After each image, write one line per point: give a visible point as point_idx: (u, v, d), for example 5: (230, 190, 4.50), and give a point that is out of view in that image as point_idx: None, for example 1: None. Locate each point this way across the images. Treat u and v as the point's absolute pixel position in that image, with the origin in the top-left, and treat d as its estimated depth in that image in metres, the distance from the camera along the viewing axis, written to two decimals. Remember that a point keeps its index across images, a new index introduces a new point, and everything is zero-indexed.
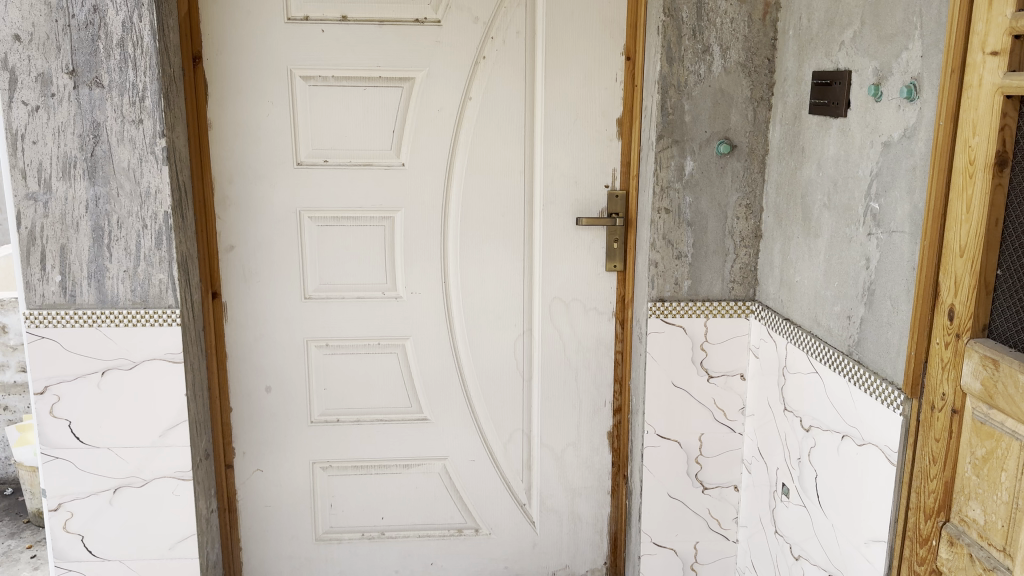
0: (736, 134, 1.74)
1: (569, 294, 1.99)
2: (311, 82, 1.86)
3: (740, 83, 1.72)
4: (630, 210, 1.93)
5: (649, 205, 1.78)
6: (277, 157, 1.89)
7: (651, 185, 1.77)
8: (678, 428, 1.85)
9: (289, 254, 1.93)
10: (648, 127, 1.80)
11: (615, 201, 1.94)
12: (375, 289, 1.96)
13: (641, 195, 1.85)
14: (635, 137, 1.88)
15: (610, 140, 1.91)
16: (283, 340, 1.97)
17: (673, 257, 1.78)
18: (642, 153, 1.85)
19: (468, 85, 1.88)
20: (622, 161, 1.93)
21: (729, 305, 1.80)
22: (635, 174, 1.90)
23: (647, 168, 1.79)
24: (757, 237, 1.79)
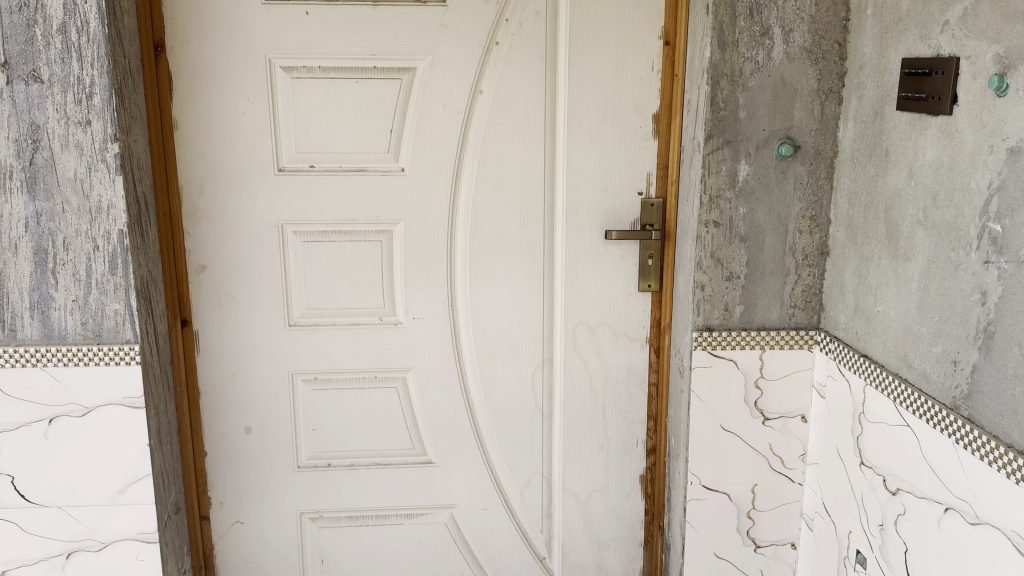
0: (799, 133, 1.47)
1: (596, 319, 1.71)
2: (294, 74, 1.58)
3: (805, 72, 1.44)
4: (668, 222, 1.65)
5: (694, 215, 1.51)
6: (255, 162, 1.61)
7: (697, 192, 1.49)
8: (727, 477, 1.58)
9: (270, 275, 1.65)
10: (692, 125, 1.52)
11: (650, 211, 1.66)
12: (372, 314, 1.69)
13: (684, 204, 1.58)
14: (675, 136, 1.60)
15: (645, 139, 1.63)
16: (264, 374, 1.70)
17: (723, 278, 1.50)
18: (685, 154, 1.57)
19: (479, 75, 1.59)
20: (659, 163, 1.64)
21: (789, 335, 1.53)
22: (673, 179, 1.62)
23: (693, 171, 1.52)
24: (822, 255, 1.51)
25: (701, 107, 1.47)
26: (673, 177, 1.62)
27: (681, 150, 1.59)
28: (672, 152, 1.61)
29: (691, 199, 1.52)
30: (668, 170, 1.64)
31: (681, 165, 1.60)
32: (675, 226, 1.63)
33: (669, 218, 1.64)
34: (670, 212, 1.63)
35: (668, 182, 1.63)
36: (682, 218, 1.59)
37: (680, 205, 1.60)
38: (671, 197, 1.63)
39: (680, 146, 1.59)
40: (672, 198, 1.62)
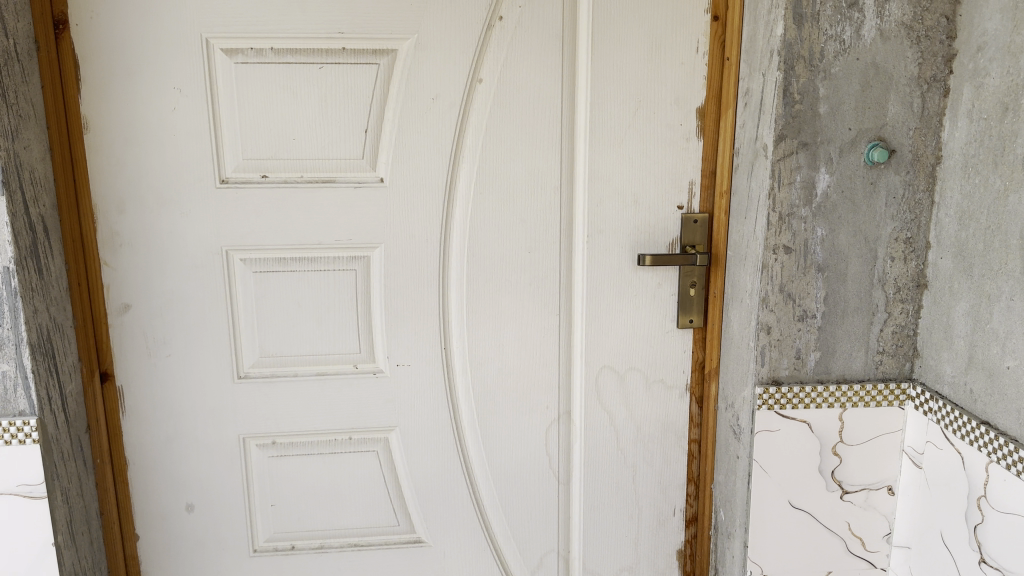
0: (894, 133, 1.14)
1: (624, 363, 1.38)
2: (238, 59, 1.22)
3: (903, 55, 1.11)
4: (714, 243, 1.32)
5: (755, 235, 1.18)
6: (191, 173, 1.25)
7: (760, 207, 1.17)
8: (795, 565, 1.28)
9: (213, 315, 1.30)
10: (752, 122, 1.19)
11: (693, 229, 1.32)
12: (344, 361, 1.34)
13: (738, 222, 1.25)
14: (726, 134, 1.27)
15: (686, 140, 1.30)
16: (210, 438, 1.35)
17: (795, 318, 1.18)
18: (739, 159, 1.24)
19: (478, 60, 1.25)
20: (704, 169, 1.31)
21: (876, 388, 1.21)
22: (722, 189, 1.29)
23: (753, 182, 1.18)
24: (919, 288, 1.19)
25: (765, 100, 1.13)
26: (723, 187, 1.28)
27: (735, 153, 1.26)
28: (722, 155, 1.28)
29: (751, 217, 1.19)
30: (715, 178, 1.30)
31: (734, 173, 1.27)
32: (725, 248, 1.30)
33: (717, 238, 1.31)
34: (718, 231, 1.30)
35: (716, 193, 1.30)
36: (736, 238, 1.26)
37: (733, 223, 1.27)
38: (720, 212, 1.30)
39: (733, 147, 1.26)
40: (722, 214, 1.29)
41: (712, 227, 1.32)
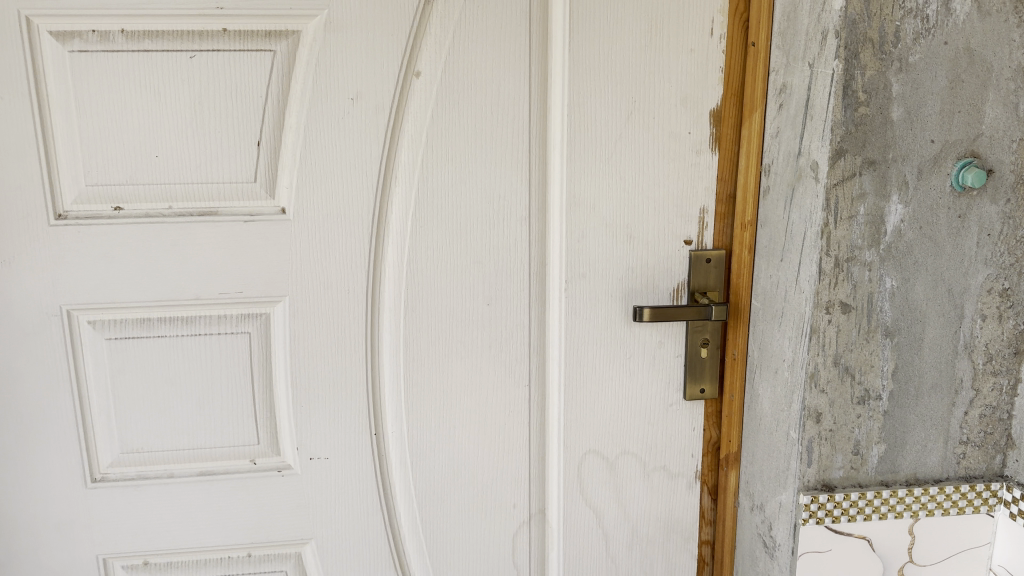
0: (990, 146, 0.82)
1: (616, 447, 1.04)
2: (75, 47, 0.87)
3: (1005, 38, 0.80)
4: (733, 290, 1.00)
5: (798, 286, 0.86)
6: (14, 206, 0.89)
7: (805, 249, 0.84)
8: None
9: (55, 399, 0.94)
10: (791, 130, 0.86)
11: (706, 271, 1.00)
12: (238, 455, 0.99)
13: (769, 264, 0.93)
14: (752, 146, 0.94)
15: (697, 153, 0.97)
16: (58, 563, 0.99)
17: (853, 399, 0.86)
18: (771, 180, 0.91)
19: (414, 46, 0.90)
20: (720, 193, 0.98)
21: (957, 490, 0.90)
22: (745, 220, 0.96)
23: (794, 213, 0.86)
24: (1016, 355, 0.88)
25: (815, 100, 0.81)
26: (748, 217, 0.96)
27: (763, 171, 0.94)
28: (745, 175, 0.96)
29: (790, 260, 0.87)
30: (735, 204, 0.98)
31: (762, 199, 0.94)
32: (749, 299, 0.98)
33: (738, 284, 0.98)
34: (739, 275, 0.98)
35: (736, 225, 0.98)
36: (766, 286, 0.93)
37: (762, 265, 0.95)
38: (743, 250, 0.97)
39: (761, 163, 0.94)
40: (745, 253, 0.97)
41: (730, 269, 1.00)
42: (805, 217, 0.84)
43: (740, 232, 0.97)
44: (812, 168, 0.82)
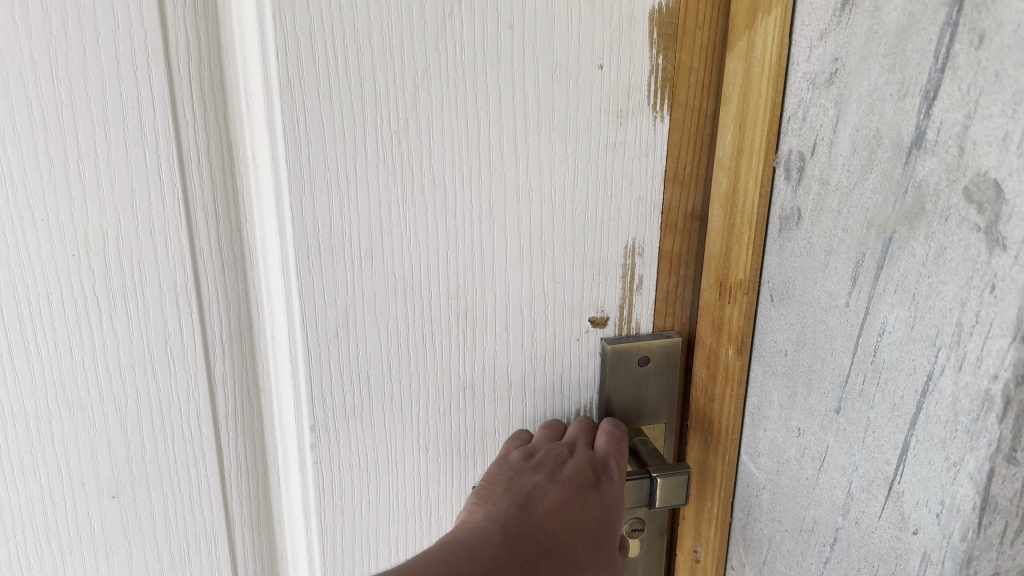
0: None
1: None
2: None
3: None
4: (697, 422, 0.45)
5: (897, 511, 0.32)
6: None
7: (926, 426, 0.30)
8: None
9: None
10: (887, 77, 0.30)
11: (639, 386, 0.44)
12: None
13: (795, 405, 0.38)
14: (756, 105, 0.38)
15: (620, 120, 0.40)
16: None
17: None
18: (813, 200, 0.35)
19: None
20: (671, 210, 0.42)
21: None
22: (731, 280, 0.41)
23: (889, 311, 0.31)
24: None
25: None
26: (737, 275, 0.40)
27: (782, 169, 0.37)
28: (738, 174, 0.39)
29: (872, 431, 0.33)
30: (709, 236, 0.42)
31: (775, 235, 0.38)
32: (737, 451, 0.43)
33: (711, 415, 0.44)
34: (715, 398, 0.43)
35: (710, 285, 0.42)
36: (786, 451, 0.39)
37: (776, 393, 0.40)
38: (725, 345, 0.42)
39: (780, 148, 0.37)
40: (730, 354, 0.42)
41: (693, 378, 0.45)
42: (935, 340, 0.29)
43: (718, 305, 0.42)
44: (975, 201, 0.27)
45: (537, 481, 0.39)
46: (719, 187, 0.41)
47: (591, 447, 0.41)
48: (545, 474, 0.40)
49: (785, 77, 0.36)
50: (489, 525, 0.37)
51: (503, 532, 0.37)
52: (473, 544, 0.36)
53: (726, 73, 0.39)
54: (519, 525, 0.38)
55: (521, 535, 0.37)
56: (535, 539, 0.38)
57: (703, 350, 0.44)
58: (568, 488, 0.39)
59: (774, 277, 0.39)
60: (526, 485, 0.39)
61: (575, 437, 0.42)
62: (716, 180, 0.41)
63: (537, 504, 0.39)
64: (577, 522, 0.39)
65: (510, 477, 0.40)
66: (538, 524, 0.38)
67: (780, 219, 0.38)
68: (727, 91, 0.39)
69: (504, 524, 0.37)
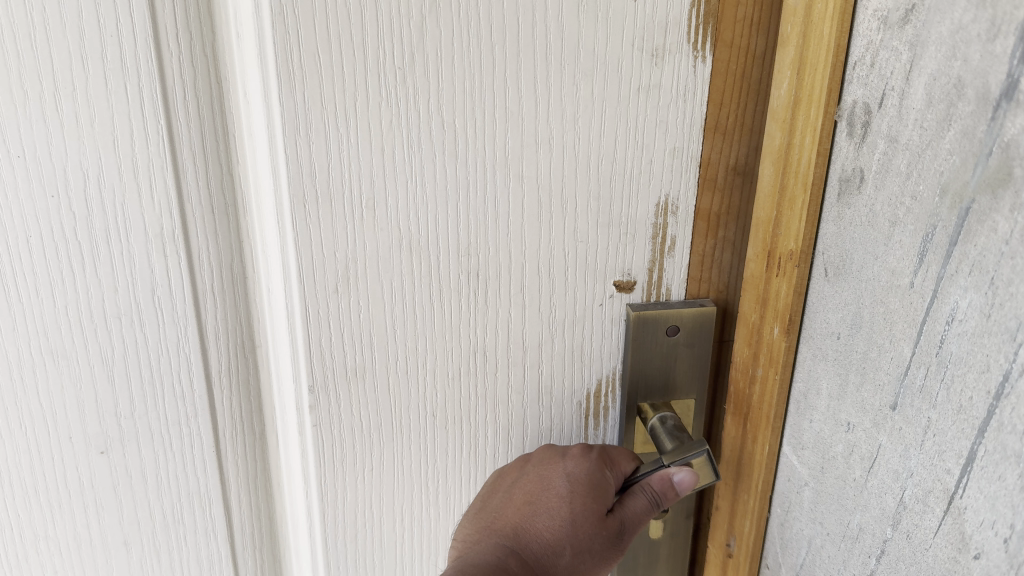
0: None
1: None
2: None
3: None
4: (735, 406, 0.41)
5: (957, 529, 0.27)
6: None
7: (998, 438, 0.25)
8: None
9: None
10: (974, 14, 0.24)
11: (666, 359, 0.40)
12: None
13: (845, 396, 0.33)
14: (816, 48, 0.32)
15: (654, 61, 0.35)
16: None
17: None
18: (878, 161, 0.30)
19: None
20: (709, 163, 0.38)
21: None
22: (777, 253, 0.36)
23: (960, 297, 0.26)
24: None
25: None
26: (787, 244, 0.35)
27: (844, 125, 0.31)
28: (792, 128, 0.34)
29: (932, 433, 0.28)
30: (758, 199, 0.37)
31: (833, 201, 0.33)
32: (779, 442, 0.38)
33: (751, 398, 0.39)
34: (756, 380, 0.39)
35: (756, 254, 0.38)
36: (832, 447, 0.34)
37: (824, 381, 0.35)
38: (771, 323, 0.37)
39: (843, 99, 0.31)
40: (776, 335, 0.37)
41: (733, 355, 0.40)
42: (1016, 337, 0.24)
43: (764, 277, 0.37)
44: None
45: (501, 492, 0.40)
46: (771, 142, 0.35)
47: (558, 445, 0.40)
48: (507, 482, 0.40)
49: (851, 14, 0.30)
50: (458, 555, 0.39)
51: (466, 558, 0.38)
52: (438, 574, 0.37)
53: (786, 10, 0.34)
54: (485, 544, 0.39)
55: (485, 553, 0.38)
56: (501, 551, 0.38)
57: (746, 326, 0.39)
58: (530, 486, 0.39)
59: (830, 249, 0.33)
60: (491, 501, 0.40)
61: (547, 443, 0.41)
62: (768, 134, 0.36)
63: (504, 515, 0.39)
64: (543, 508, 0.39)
65: (482, 497, 0.40)
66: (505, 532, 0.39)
67: (840, 180, 0.32)
68: (786, 32, 0.34)
69: (470, 549, 0.39)
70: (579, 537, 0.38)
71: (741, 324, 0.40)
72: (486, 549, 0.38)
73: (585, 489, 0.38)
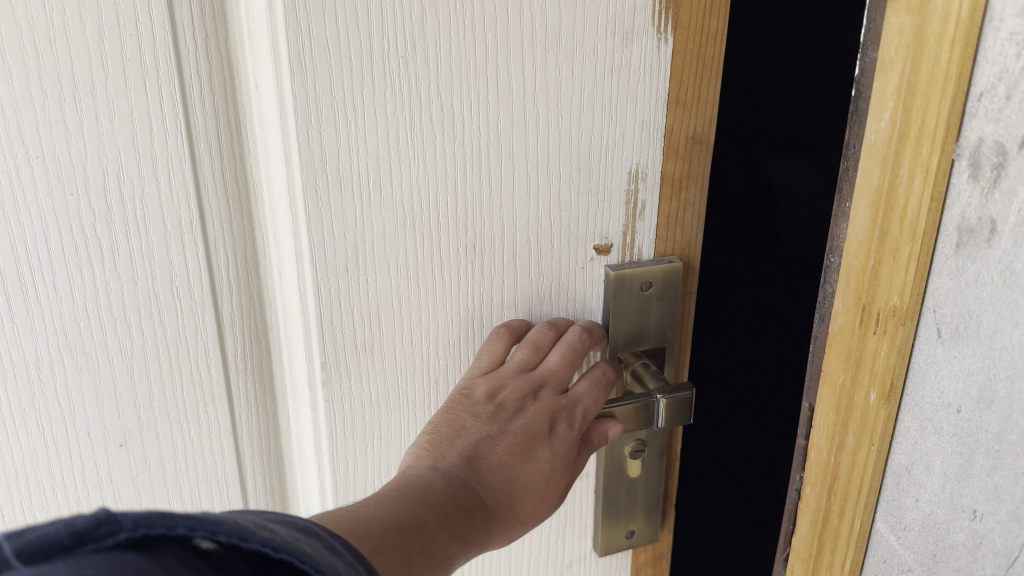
0: None
1: None
2: None
3: None
4: (817, 478, 0.37)
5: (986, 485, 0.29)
6: None
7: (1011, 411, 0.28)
8: None
9: None
10: None
11: (640, 313, 0.45)
12: None
13: (968, 479, 0.30)
14: (931, 74, 0.28)
15: (625, 43, 0.39)
16: None
17: None
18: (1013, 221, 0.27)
19: None
20: (673, 133, 0.42)
21: None
22: (874, 306, 0.32)
23: None
24: None
25: None
26: (888, 299, 0.31)
27: (964, 165, 0.28)
28: (895, 169, 0.30)
29: None
30: (848, 244, 0.33)
31: (949, 253, 0.29)
32: (873, 516, 0.35)
33: (837, 468, 0.36)
34: (845, 449, 0.35)
35: (846, 306, 0.33)
36: (950, 534, 0.32)
37: (937, 460, 0.31)
38: (866, 385, 0.33)
39: (963, 134, 0.28)
40: (873, 400, 0.33)
41: (819, 421, 0.36)
42: None
43: (855, 333, 0.33)
44: None
45: (487, 434, 0.39)
46: (868, 182, 0.31)
47: (556, 395, 0.41)
48: (500, 421, 0.39)
49: (975, 37, 0.26)
50: (433, 472, 0.37)
51: (446, 482, 0.37)
52: (420, 490, 0.35)
53: (887, 28, 0.29)
54: (461, 478, 0.37)
55: (460, 487, 0.37)
56: (473, 491, 0.37)
57: (832, 387, 0.35)
58: (517, 445, 0.39)
59: (943, 307, 0.30)
60: (478, 434, 0.39)
61: (547, 376, 0.41)
62: (863, 172, 0.31)
63: (482, 458, 0.39)
64: (521, 467, 0.39)
65: (463, 427, 0.39)
66: (481, 472, 0.38)
67: (959, 230, 0.28)
68: (887, 58, 0.29)
69: (446, 476, 0.37)
70: (532, 508, 0.39)
71: (825, 386, 0.35)
72: (459, 485, 0.37)
73: (561, 469, 0.40)
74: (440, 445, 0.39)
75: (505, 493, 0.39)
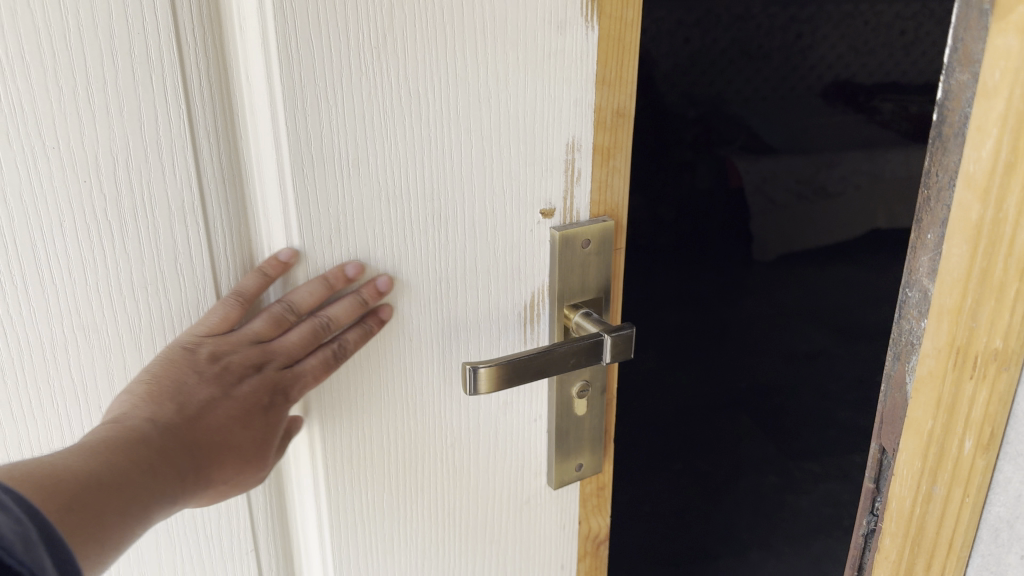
0: None
1: None
2: None
3: None
4: (898, 526, 0.39)
5: None
6: None
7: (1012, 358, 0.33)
8: None
9: None
10: None
11: (580, 268, 0.51)
12: None
13: None
14: None
15: (559, 30, 0.46)
16: None
17: None
18: None
19: None
20: (601, 108, 0.49)
21: None
22: (974, 350, 0.34)
23: None
24: None
25: None
26: (989, 339, 0.34)
27: None
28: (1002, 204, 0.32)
29: None
30: (939, 284, 0.34)
31: None
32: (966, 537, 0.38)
33: (925, 517, 0.38)
34: (934, 496, 0.37)
35: (935, 349, 0.35)
36: None
37: None
38: (961, 425, 0.35)
39: None
40: (979, 413, 0.35)
41: (903, 467, 0.38)
42: None
43: (948, 376, 0.35)
44: None
45: (212, 396, 0.39)
46: (963, 217, 0.33)
47: (279, 368, 0.41)
48: (223, 385, 0.39)
49: None
50: (152, 427, 0.36)
51: (163, 439, 0.36)
52: (135, 445, 0.35)
53: (989, 52, 0.30)
54: (180, 436, 0.37)
55: (179, 447, 0.37)
56: (191, 450, 0.37)
57: (919, 434, 0.37)
58: (237, 412, 0.39)
59: None
60: (202, 394, 0.38)
61: (277, 349, 0.41)
62: (959, 205, 0.33)
63: (204, 419, 0.38)
64: (236, 433, 0.39)
65: (187, 384, 0.38)
66: (202, 430, 0.38)
67: None
68: (990, 81, 0.31)
69: (164, 433, 0.36)
70: (234, 477, 0.40)
71: (907, 432, 0.37)
72: (176, 443, 0.37)
73: (260, 437, 0.40)
74: (159, 398, 0.37)
75: (219, 454, 0.38)
